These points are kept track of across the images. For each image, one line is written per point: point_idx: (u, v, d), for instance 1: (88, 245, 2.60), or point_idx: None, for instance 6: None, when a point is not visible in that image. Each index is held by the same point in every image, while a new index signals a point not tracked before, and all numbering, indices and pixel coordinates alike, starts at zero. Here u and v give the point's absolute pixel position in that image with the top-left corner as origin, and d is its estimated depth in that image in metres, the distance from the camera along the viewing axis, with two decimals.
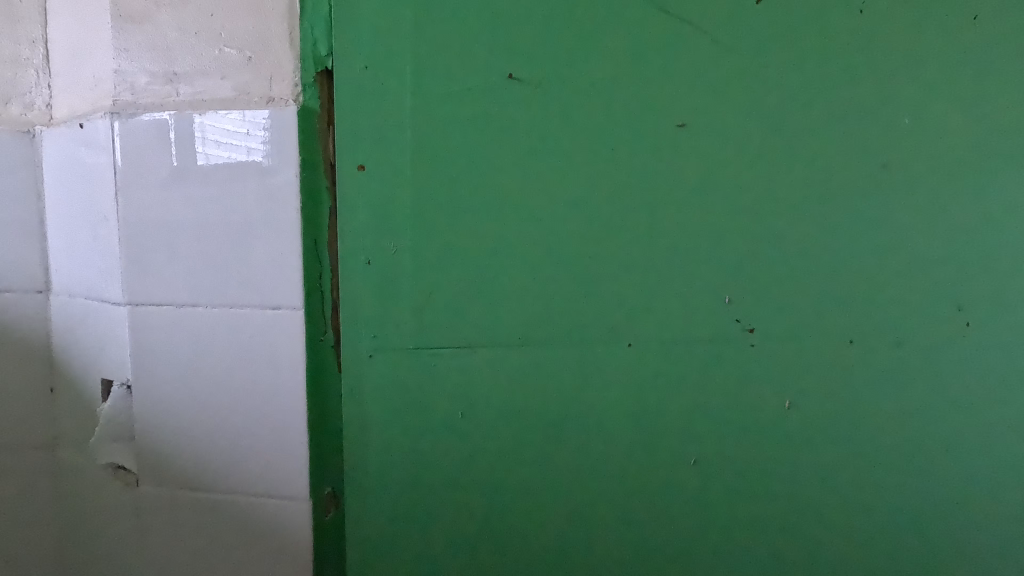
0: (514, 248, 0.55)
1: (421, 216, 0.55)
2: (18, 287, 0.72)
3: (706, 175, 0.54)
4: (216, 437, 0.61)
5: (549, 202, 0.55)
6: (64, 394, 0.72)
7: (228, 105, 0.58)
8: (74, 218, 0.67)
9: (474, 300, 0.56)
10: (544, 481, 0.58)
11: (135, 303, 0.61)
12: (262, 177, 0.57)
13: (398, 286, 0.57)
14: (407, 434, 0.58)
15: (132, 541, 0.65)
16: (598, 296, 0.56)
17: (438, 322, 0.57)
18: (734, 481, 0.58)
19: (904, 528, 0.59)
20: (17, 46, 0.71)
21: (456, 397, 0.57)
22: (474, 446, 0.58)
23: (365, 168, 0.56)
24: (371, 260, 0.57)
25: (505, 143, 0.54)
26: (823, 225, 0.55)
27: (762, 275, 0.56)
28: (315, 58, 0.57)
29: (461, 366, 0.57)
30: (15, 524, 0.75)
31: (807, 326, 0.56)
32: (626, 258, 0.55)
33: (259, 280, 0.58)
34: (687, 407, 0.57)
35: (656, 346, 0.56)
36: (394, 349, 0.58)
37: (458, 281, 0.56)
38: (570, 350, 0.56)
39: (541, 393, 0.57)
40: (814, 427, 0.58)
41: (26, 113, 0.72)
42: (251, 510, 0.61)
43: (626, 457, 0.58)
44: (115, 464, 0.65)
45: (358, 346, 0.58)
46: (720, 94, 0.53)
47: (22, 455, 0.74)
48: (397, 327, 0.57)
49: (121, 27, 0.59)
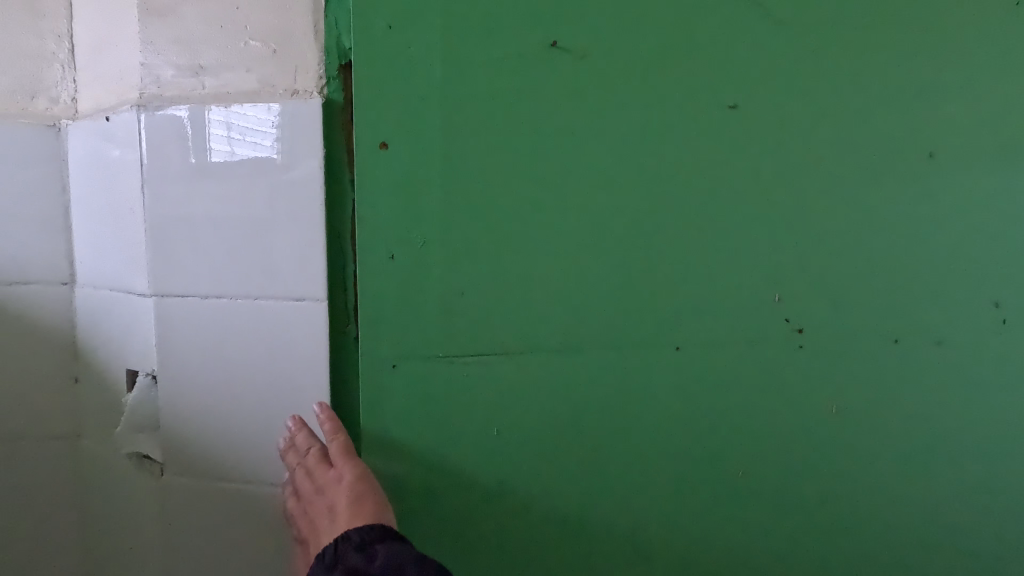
0: (552, 244, 0.53)
1: (452, 209, 0.52)
2: (45, 279, 0.73)
3: (743, 169, 0.53)
4: (240, 428, 0.61)
5: (587, 195, 0.53)
6: (88, 384, 0.73)
7: (251, 98, 0.58)
8: (100, 211, 0.68)
9: (509, 299, 0.54)
10: (580, 485, 0.57)
11: (161, 295, 0.62)
12: (286, 170, 0.58)
13: (425, 288, 0.53)
14: (437, 444, 0.56)
15: (157, 531, 0.66)
16: (635, 294, 0.54)
17: (469, 325, 0.54)
18: (770, 481, 0.58)
19: (938, 528, 0.59)
20: (42, 41, 0.72)
21: (488, 403, 0.56)
22: (509, 453, 0.57)
23: (388, 146, 0.52)
24: (394, 256, 0.53)
25: (545, 131, 0.52)
26: (864, 221, 0.54)
27: (806, 273, 0.55)
28: (338, 50, 0.58)
29: (492, 373, 0.55)
30: (40, 513, 0.76)
31: (847, 324, 0.56)
32: (661, 253, 0.54)
33: (283, 272, 0.59)
34: (723, 405, 0.56)
35: (702, 347, 0.55)
36: (420, 358, 0.55)
37: (493, 280, 0.53)
38: (605, 351, 0.55)
39: (576, 398, 0.56)
40: (855, 428, 0.57)
41: (52, 107, 0.73)
42: (276, 500, 0.61)
43: (663, 457, 0.57)
44: (141, 454, 0.66)
45: (379, 356, 0.55)
46: (762, 85, 0.52)
47: (48, 445, 0.75)
48: (424, 330, 0.54)
49: (146, 21, 0.60)
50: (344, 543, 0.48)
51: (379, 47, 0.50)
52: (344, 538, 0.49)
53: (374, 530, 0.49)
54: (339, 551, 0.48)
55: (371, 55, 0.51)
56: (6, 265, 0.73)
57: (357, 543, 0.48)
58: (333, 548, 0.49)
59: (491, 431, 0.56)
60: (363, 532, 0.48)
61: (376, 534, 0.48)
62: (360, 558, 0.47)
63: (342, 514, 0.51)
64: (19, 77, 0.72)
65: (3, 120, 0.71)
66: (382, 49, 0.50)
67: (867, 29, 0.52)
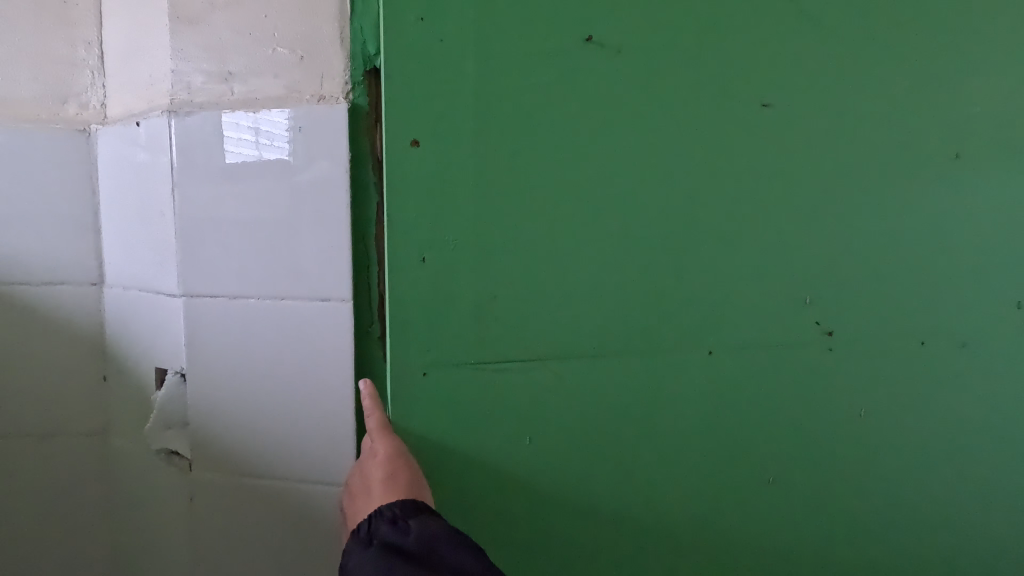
0: (586, 247, 0.53)
1: (484, 212, 0.52)
2: (75, 280, 0.75)
3: (767, 172, 0.54)
4: (268, 425, 0.63)
5: (620, 197, 0.53)
6: (117, 383, 0.75)
7: (279, 103, 0.60)
8: (129, 213, 0.69)
9: (544, 303, 0.54)
10: (613, 487, 0.57)
11: (190, 295, 0.63)
12: (313, 173, 0.59)
13: (458, 291, 0.53)
14: (471, 450, 0.55)
15: (185, 526, 0.67)
16: (666, 296, 0.55)
17: (502, 330, 0.54)
18: (797, 482, 0.58)
19: (960, 526, 0.60)
20: (73, 48, 0.74)
21: (520, 409, 0.55)
22: (542, 457, 0.56)
23: (419, 144, 0.51)
24: (425, 259, 0.52)
25: (578, 133, 0.52)
26: (892, 224, 0.55)
27: (834, 275, 0.55)
28: (364, 56, 0.59)
29: (525, 377, 0.55)
30: (68, 508, 0.78)
31: (874, 325, 0.56)
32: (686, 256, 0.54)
33: (310, 273, 0.60)
34: (754, 406, 0.57)
35: (734, 350, 0.56)
36: (452, 364, 0.54)
37: (527, 285, 0.53)
38: (635, 354, 0.55)
39: (608, 401, 0.55)
40: (882, 429, 0.58)
41: (82, 113, 0.75)
42: (302, 495, 0.63)
43: (695, 459, 0.57)
44: (170, 450, 0.67)
45: (409, 362, 0.54)
46: (792, 88, 0.53)
47: (78, 441, 0.77)
48: (456, 335, 0.53)
49: (177, 28, 0.61)
50: (377, 517, 0.48)
51: (412, 41, 0.49)
52: (376, 512, 0.48)
53: (406, 506, 0.48)
54: (373, 526, 0.47)
55: (407, 50, 0.49)
56: (38, 266, 0.75)
57: (391, 518, 0.47)
58: (367, 521, 0.48)
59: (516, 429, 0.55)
60: (395, 507, 0.47)
61: (408, 510, 0.47)
62: (394, 532, 0.46)
63: (376, 487, 0.50)
64: (50, 83, 0.74)
65: (35, 125, 0.73)
66: (418, 42, 0.49)
67: (894, 32, 0.52)
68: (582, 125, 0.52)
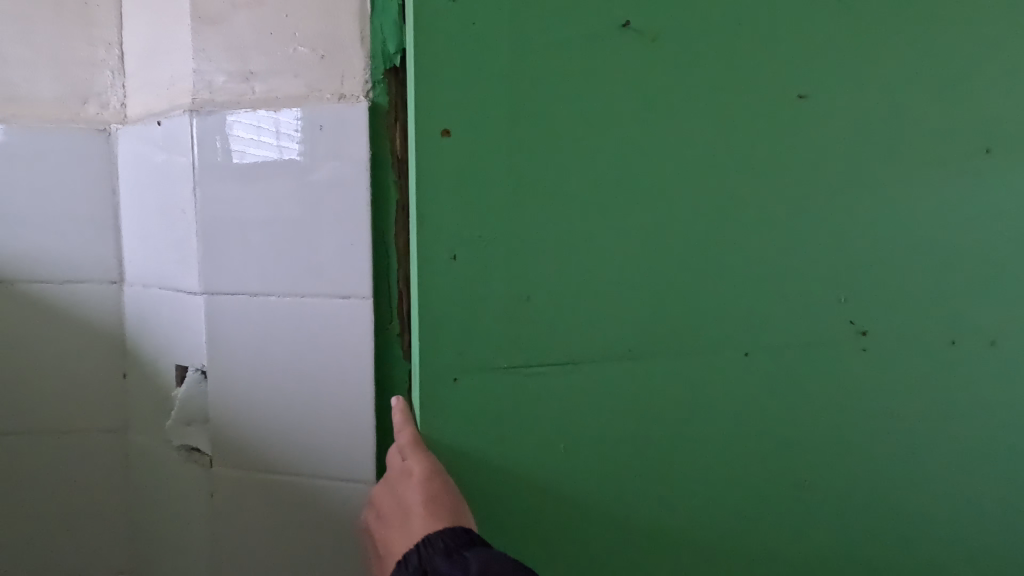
0: (614, 241, 0.50)
1: (512, 205, 0.48)
2: (95, 278, 0.76)
3: (808, 167, 0.51)
4: (289, 422, 0.64)
5: (647, 189, 0.50)
6: (137, 380, 0.76)
7: (299, 102, 0.60)
8: (150, 211, 0.70)
9: (573, 302, 0.50)
10: (651, 499, 0.53)
11: (211, 293, 0.64)
12: (335, 171, 0.60)
13: (488, 290, 0.48)
14: (501, 464, 0.50)
15: (205, 521, 0.68)
16: (695, 293, 0.51)
17: (534, 330, 0.50)
18: (832, 492, 0.54)
19: (1002, 538, 0.56)
20: (94, 48, 0.75)
21: (554, 414, 0.51)
22: (576, 468, 0.51)
23: (450, 134, 0.47)
24: (457, 255, 0.48)
25: (601, 122, 0.48)
26: (924, 220, 0.52)
27: (864, 273, 0.53)
28: (384, 55, 0.60)
29: (560, 380, 0.50)
30: (90, 502, 0.79)
31: (906, 326, 0.53)
32: (728, 254, 0.51)
33: (331, 271, 0.61)
34: (787, 411, 0.53)
35: (768, 350, 0.52)
36: (483, 368, 0.49)
37: (557, 280, 0.49)
38: (670, 355, 0.51)
39: (645, 405, 0.52)
40: (916, 435, 0.54)
41: (101, 113, 0.76)
42: (322, 491, 0.64)
43: (727, 468, 0.53)
44: (190, 446, 0.68)
45: (440, 366, 0.49)
46: (821, 79, 0.50)
47: (97, 437, 0.78)
48: (485, 336, 0.49)
49: (199, 28, 0.62)
50: (428, 549, 0.43)
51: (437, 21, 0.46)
52: (426, 543, 0.43)
53: (457, 534, 0.43)
54: (425, 560, 0.42)
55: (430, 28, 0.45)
56: (59, 265, 0.76)
57: (443, 550, 0.42)
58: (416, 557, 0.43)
59: (555, 442, 0.51)
60: (446, 537, 0.42)
61: (462, 539, 0.42)
62: (449, 566, 0.41)
63: (416, 515, 0.45)
64: (71, 83, 0.75)
65: (56, 125, 0.74)
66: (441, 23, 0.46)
67: (926, 22, 0.51)
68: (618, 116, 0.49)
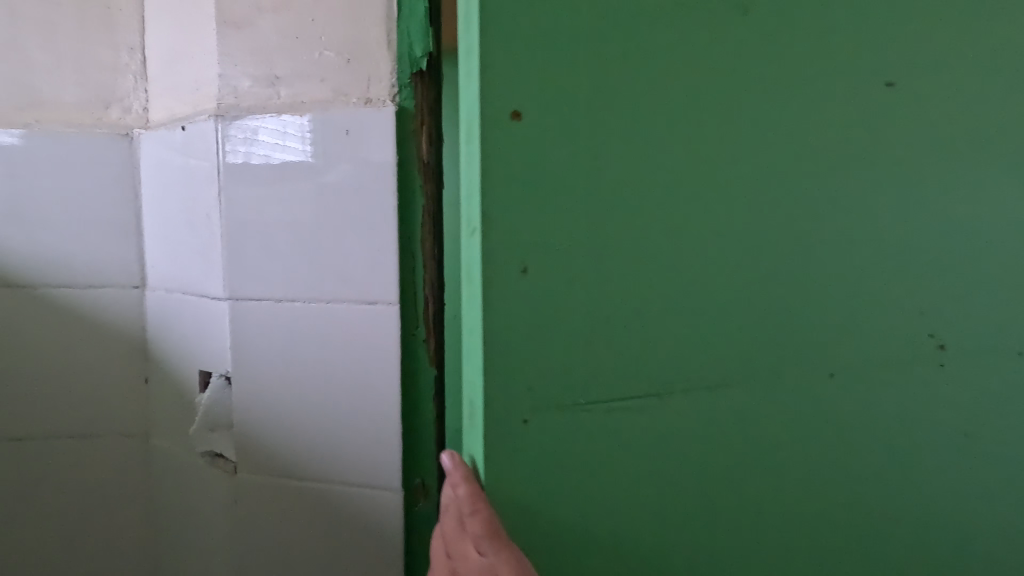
0: (692, 245, 0.43)
1: (580, 208, 0.41)
2: (117, 282, 0.76)
3: (884, 155, 0.45)
4: (315, 428, 0.63)
5: (723, 183, 0.43)
6: (160, 385, 0.75)
7: (325, 106, 0.60)
8: (174, 217, 0.70)
9: (649, 318, 0.43)
10: (744, 543, 0.46)
11: (236, 299, 0.63)
12: (360, 176, 0.59)
13: (556, 311, 0.42)
14: (577, 512, 0.44)
15: (228, 528, 0.67)
16: (778, 302, 0.45)
17: (608, 355, 0.43)
18: (922, 530, 0.48)
19: None
20: (116, 53, 0.75)
21: (633, 451, 0.44)
22: (661, 511, 0.45)
23: (521, 116, 0.40)
24: (527, 269, 0.41)
25: (668, 105, 0.42)
26: (1014, 217, 0.46)
27: (949, 278, 0.46)
28: (411, 58, 0.60)
29: (637, 411, 0.44)
30: (113, 507, 0.79)
31: (997, 339, 0.47)
32: (812, 257, 0.44)
33: (358, 278, 0.61)
34: (882, 438, 0.47)
35: (864, 368, 0.46)
36: (553, 402, 0.43)
37: (631, 294, 0.43)
38: (756, 376, 0.45)
39: (732, 435, 0.45)
40: (1007, 463, 0.48)
41: (124, 117, 0.76)
42: (348, 498, 0.63)
43: (822, 505, 0.47)
44: (215, 452, 0.68)
45: (505, 406, 0.42)
46: (896, 55, 0.44)
47: (120, 442, 0.78)
48: (553, 364, 0.42)
49: (224, 32, 0.62)
50: None
51: None
52: None
53: None
54: None
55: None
56: (83, 269, 0.76)
57: None
58: None
59: (639, 484, 0.45)
60: None
61: None
62: None
63: None
64: (93, 87, 0.75)
65: (80, 130, 0.74)
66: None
67: None
68: (704, 107, 0.42)
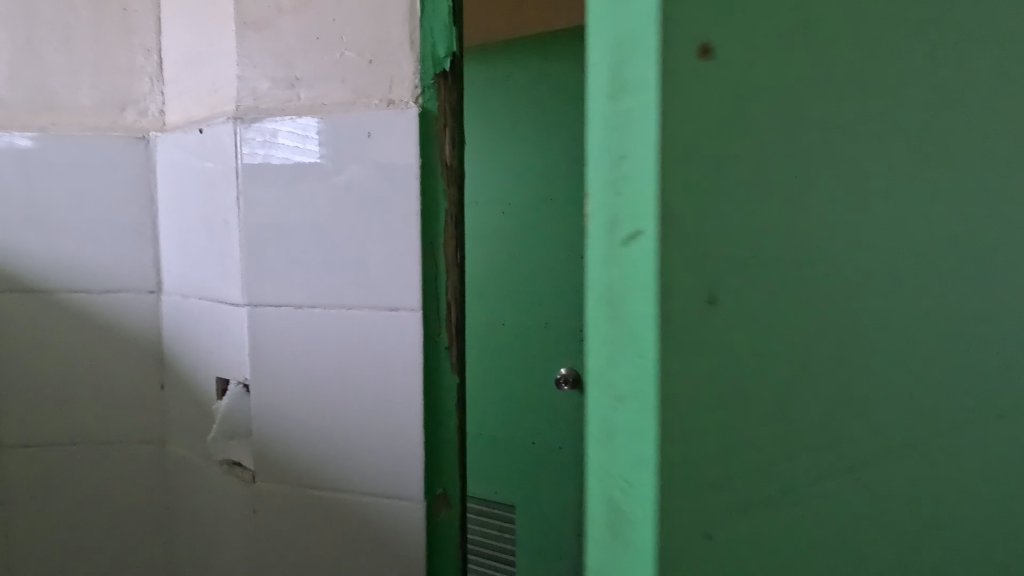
0: (888, 254, 0.31)
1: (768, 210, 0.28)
2: (133, 287, 0.75)
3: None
4: (335, 437, 0.62)
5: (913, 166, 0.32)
6: (176, 391, 0.74)
7: (346, 108, 0.59)
8: (191, 221, 0.69)
9: (842, 361, 0.31)
10: None
11: (255, 305, 0.62)
12: (382, 181, 0.58)
13: (740, 367, 0.28)
14: None
15: (246, 538, 0.66)
16: (964, 323, 0.34)
17: (799, 422, 0.30)
18: None
19: None
20: (132, 55, 0.74)
21: (829, 551, 0.32)
22: None
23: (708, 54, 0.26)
24: (713, 298, 0.27)
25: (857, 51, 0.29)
26: None
27: None
28: (434, 59, 0.58)
29: (830, 494, 0.31)
30: (128, 514, 0.78)
31: None
32: (994, 261, 0.34)
33: (379, 283, 0.59)
34: None
35: None
36: (736, 505, 0.29)
37: (824, 328, 0.30)
38: (950, 425, 0.34)
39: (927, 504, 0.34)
40: None
41: (140, 120, 0.75)
42: (369, 509, 0.62)
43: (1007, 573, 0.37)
44: (232, 460, 0.67)
45: (681, 531, 0.28)
46: None
47: (137, 448, 0.77)
48: (732, 448, 0.29)
49: (243, 34, 0.61)
50: None
51: None
52: None
53: None
54: None
55: None
56: (99, 274, 0.75)
57: None
58: None
59: None
60: None
61: None
62: None
63: None
64: (110, 90, 0.74)
65: (95, 133, 0.73)
66: None
67: None
68: (894, 56, 0.30)
